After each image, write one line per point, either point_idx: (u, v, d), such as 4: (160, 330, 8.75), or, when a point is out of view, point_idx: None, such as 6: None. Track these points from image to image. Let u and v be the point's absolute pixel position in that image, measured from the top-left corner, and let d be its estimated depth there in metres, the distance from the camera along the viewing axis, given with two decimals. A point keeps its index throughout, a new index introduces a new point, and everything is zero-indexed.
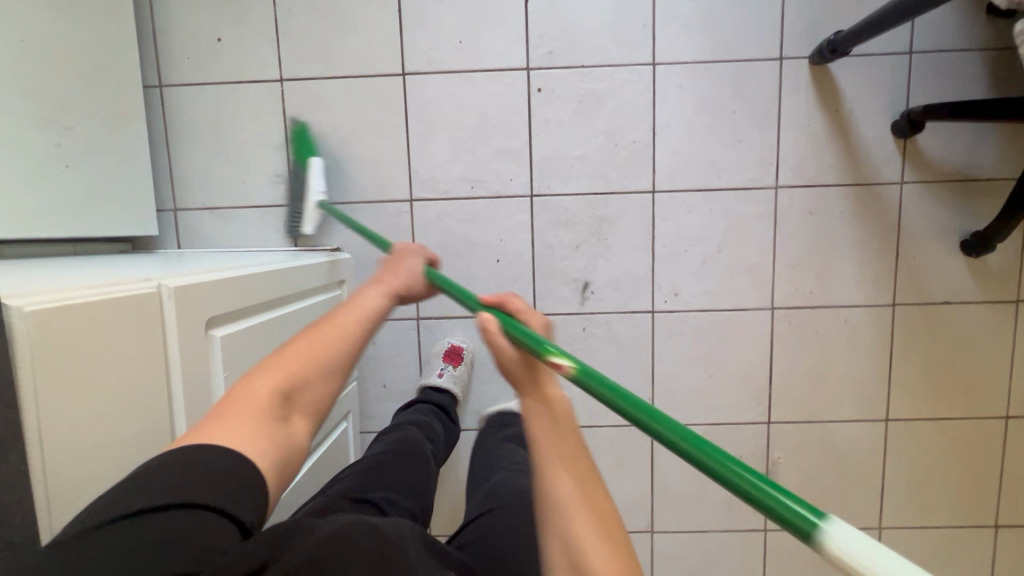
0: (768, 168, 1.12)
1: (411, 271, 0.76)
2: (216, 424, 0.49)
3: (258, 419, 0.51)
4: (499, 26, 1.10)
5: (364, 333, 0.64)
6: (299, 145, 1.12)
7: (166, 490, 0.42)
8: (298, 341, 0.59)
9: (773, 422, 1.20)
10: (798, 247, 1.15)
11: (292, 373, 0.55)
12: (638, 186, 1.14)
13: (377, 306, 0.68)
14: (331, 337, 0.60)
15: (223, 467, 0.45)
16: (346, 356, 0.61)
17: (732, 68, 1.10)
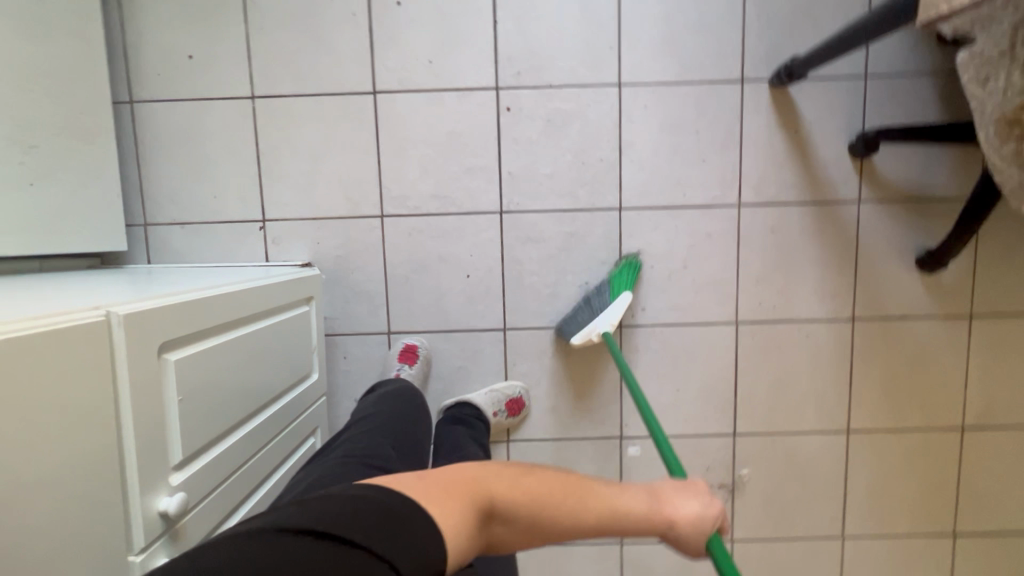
0: (730, 186, 1.16)
1: (694, 516, 0.60)
2: (443, 494, 0.50)
3: (471, 516, 0.50)
4: (468, 47, 1.12)
5: (597, 524, 0.56)
6: (625, 273, 1.15)
7: (328, 513, 0.43)
8: (546, 479, 0.57)
9: (739, 434, 1.22)
10: (761, 264, 1.18)
11: (518, 503, 0.54)
12: (605, 204, 1.16)
13: (635, 519, 0.58)
14: (567, 506, 0.55)
15: (407, 521, 0.45)
16: (566, 532, 0.55)
17: (695, 90, 1.13)
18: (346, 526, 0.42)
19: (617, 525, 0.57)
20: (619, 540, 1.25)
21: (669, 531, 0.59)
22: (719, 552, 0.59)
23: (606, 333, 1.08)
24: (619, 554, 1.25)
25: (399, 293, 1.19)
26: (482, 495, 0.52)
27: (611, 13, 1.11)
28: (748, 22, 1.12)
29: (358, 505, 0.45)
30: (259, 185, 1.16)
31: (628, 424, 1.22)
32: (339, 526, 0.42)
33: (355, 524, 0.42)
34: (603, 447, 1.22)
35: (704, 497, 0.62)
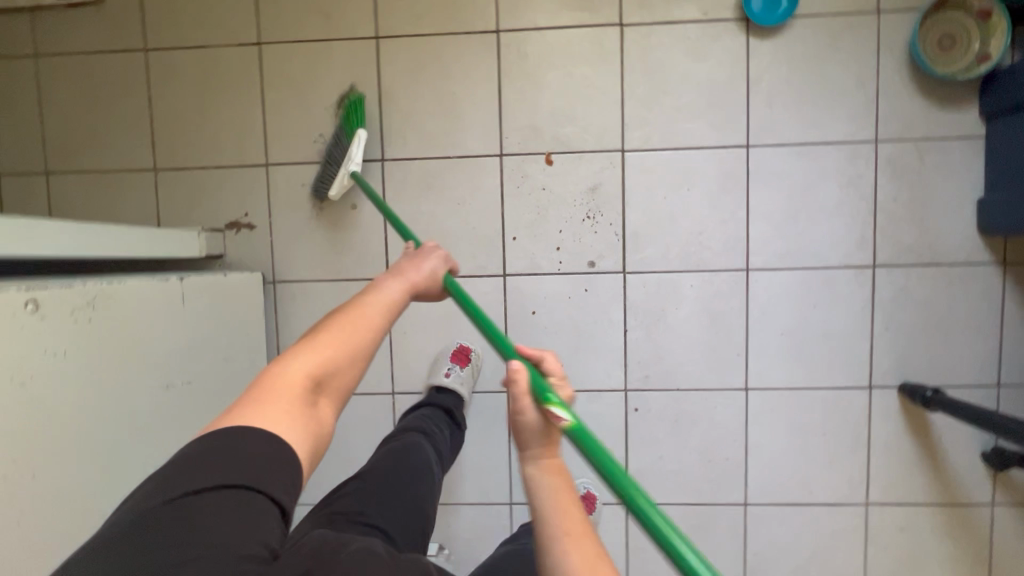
0: (858, 487, 1.16)
1: (431, 273, 0.80)
2: (260, 406, 0.56)
3: (295, 397, 0.58)
4: (601, 353, 1.18)
5: (383, 322, 0.69)
6: (352, 113, 1.14)
7: (200, 473, 0.49)
8: (325, 334, 0.63)
9: None
10: (891, 561, 1.17)
11: (321, 358, 0.61)
12: (731, 499, 1.18)
13: (395, 302, 0.72)
14: (353, 330, 0.65)
15: (256, 440, 0.52)
16: (367, 348, 0.66)
17: (823, 394, 1.15)
18: (219, 475, 0.49)
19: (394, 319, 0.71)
20: None
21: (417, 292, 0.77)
22: (454, 288, 0.82)
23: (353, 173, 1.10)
24: None
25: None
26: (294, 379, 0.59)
27: (739, 322, 1.15)
28: (876, 332, 1.14)
29: (214, 449, 0.51)
30: None
31: None
32: (203, 480, 0.49)
33: (206, 475, 0.49)
34: None
35: (430, 259, 0.82)
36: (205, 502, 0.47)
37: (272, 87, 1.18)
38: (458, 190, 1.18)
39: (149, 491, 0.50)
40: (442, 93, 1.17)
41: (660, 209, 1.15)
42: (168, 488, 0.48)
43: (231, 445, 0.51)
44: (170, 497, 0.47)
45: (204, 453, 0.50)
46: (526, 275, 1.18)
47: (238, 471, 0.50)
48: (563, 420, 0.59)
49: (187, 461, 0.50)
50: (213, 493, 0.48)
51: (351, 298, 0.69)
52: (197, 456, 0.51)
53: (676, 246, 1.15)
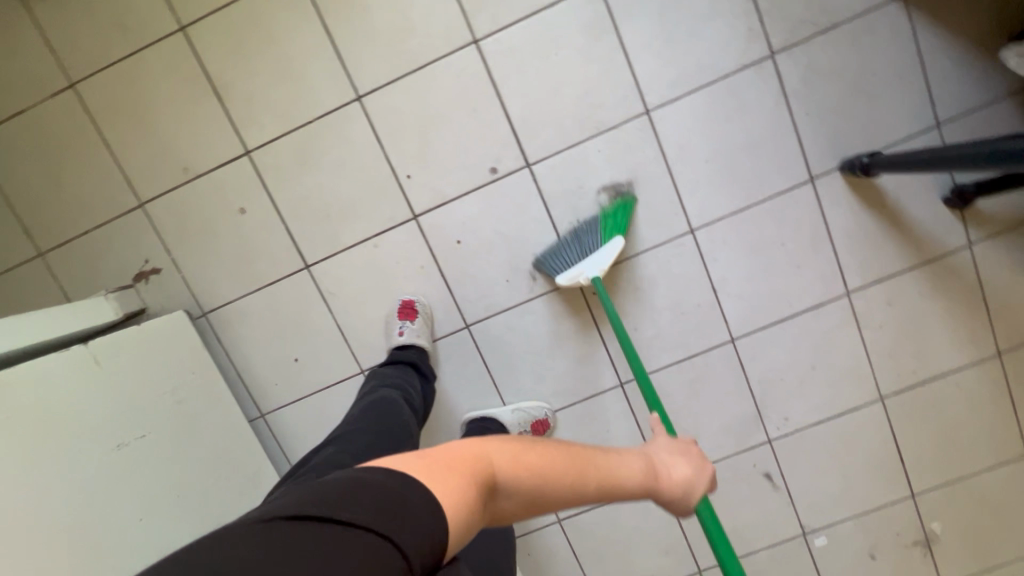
0: (834, 280, 1.14)
1: (689, 474, 0.67)
2: (444, 473, 0.50)
3: (473, 492, 0.50)
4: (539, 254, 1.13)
5: (599, 492, 0.58)
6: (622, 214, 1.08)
7: (357, 498, 0.46)
8: (542, 451, 0.57)
9: (919, 494, 1.23)
10: (890, 336, 1.16)
11: (516, 473, 0.54)
12: (717, 341, 1.17)
13: (632, 477, 0.61)
14: (570, 470, 0.57)
15: (430, 509, 0.47)
16: (567, 499, 0.56)
17: (768, 205, 1.11)
18: (370, 515, 0.45)
19: (612, 494, 0.60)
20: None
21: (653, 489, 0.64)
22: (706, 515, 0.68)
23: (595, 277, 1.04)
24: None
25: None
26: (483, 475, 0.52)
27: (660, 168, 1.10)
28: (798, 122, 1.07)
29: (385, 490, 0.47)
30: None
31: (807, 522, 1.26)
32: (351, 508, 0.45)
33: (358, 505, 0.45)
34: (791, 547, 1.26)
35: (697, 458, 0.69)
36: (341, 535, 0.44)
37: (108, 124, 1.10)
38: (334, 152, 1.11)
39: (297, 499, 0.47)
40: (274, 59, 1.08)
41: (538, 87, 1.07)
42: (321, 503, 0.46)
43: (397, 493, 0.47)
44: (323, 514, 0.44)
45: (379, 482, 0.47)
46: (436, 209, 1.12)
47: (386, 522, 0.45)
48: None
49: (359, 480, 0.48)
50: (358, 529, 0.44)
51: (593, 445, 0.62)
52: (363, 485, 0.47)
53: (569, 118, 1.08)
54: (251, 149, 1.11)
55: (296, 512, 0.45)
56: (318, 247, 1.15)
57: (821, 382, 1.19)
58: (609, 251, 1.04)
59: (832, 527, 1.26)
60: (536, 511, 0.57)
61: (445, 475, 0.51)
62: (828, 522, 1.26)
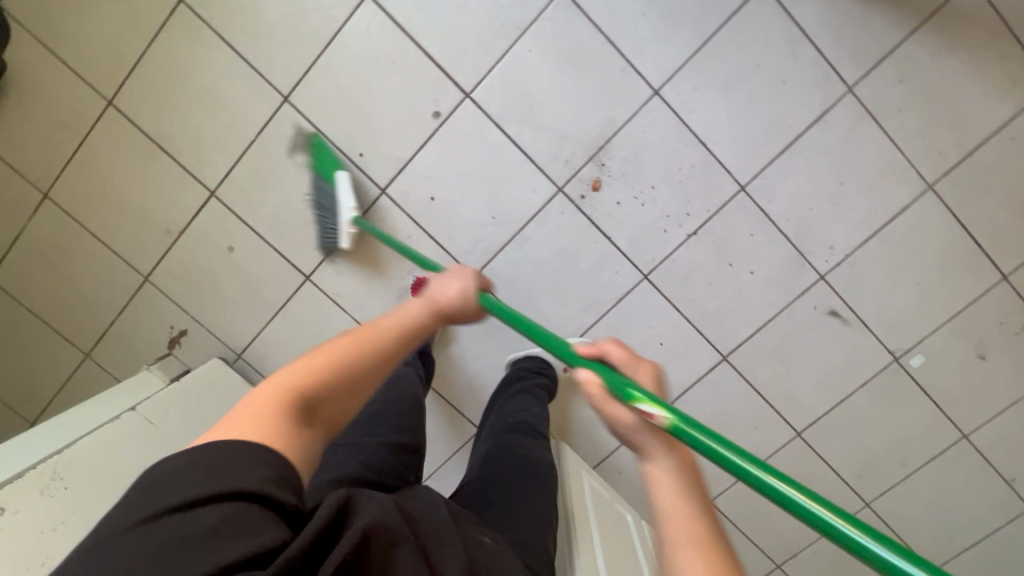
0: (830, 81, 1.02)
1: (462, 286, 0.73)
2: (253, 422, 0.47)
3: (285, 417, 0.49)
4: (512, 178, 1.10)
5: (394, 355, 0.60)
6: None
7: (177, 488, 0.42)
8: (337, 345, 0.56)
9: (1012, 273, 1.10)
10: (916, 116, 1.03)
11: (317, 379, 0.53)
12: (727, 195, 1.08)
13: (418, 322, 0.65)
14: (366, 349, 0.57)
15: (257, 459, 0.44)
16: (373, 371, 0.57)
17: (727, 30, 1.00)
18: (199, 486, 0.42)
19: (415, 336, 0.64)
20: (962, 434, 1.20)
21: (444, 312, 0.70)
22: (495, 307, 0.76)
23: (355, 218, 1.07)
24: (969, 444, 1.20)
25: None
26: (293, 398, 0.50)
27: (599, 41, 1.02)
28: None
29: (203, 459, 0.43)
30: (455, 408, 1.26)
31: (896, 346, 1.15)
32: (178, 493, 0.42)
33: (184, 485, 0.42)
34: (887, 376, 1.17)
35: (467, 274, 0.75)
36: (178, 523, 0.40)
37: (89, 216, 1.17)
38: (286, 160, 1.11)
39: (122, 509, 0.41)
40: (199, 95, 1.10)
41: (445, 12, 1.02)
42: (142, 504, 0.41)
43: (216, 454, 0.43)
44: (144, 515, 0.40)
45: (188, 458, 0.43)
46: (399, 175, 1.11)
47: (223, 480, 0.42)
48: (655, 414, 0.61)
49: (180, 465, 0.43)
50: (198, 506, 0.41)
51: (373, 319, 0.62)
52: (180, 465, 0.43)
53: (488, 29, 1.02)
54: (214, 188, 1.14)
55: (117, 525, 0.40)
56: (309, 255, 1.17)
57: (857, 194, 1.08)
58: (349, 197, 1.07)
59: (925, 341, 1.15)
60: (362, 398, 0.56)
61: (239, 416, 0.48)
62: (920, 338, 1.15)
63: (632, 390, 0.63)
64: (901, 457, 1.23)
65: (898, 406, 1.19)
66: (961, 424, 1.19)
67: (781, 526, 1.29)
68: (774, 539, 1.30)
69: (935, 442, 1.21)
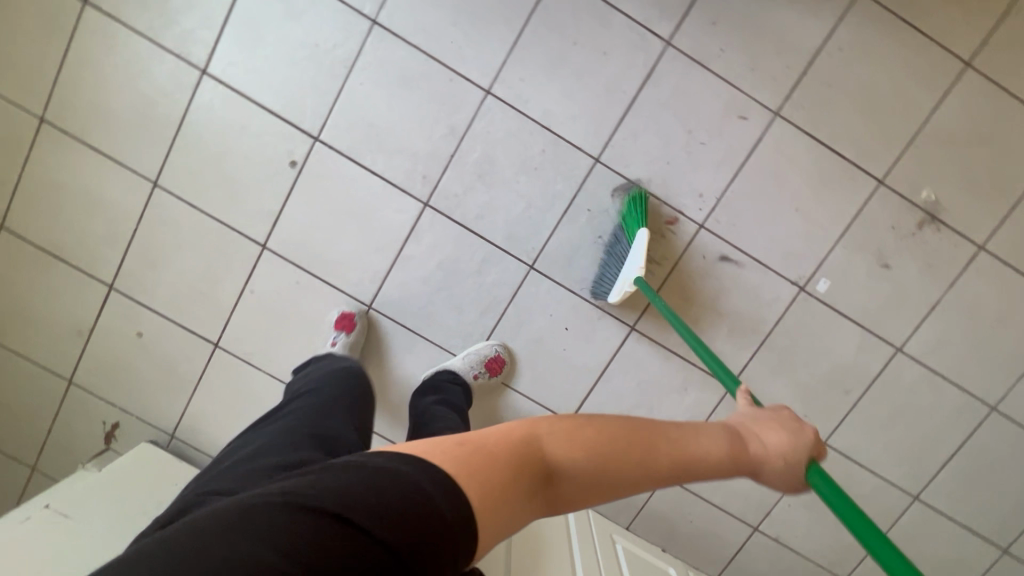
0: (647, 42, 1.05)
1: (789, 442, 0.54)
2: (477, 456, 0.47)
3: (512, 479, 0.47)
4: (379, 205, 1.14)
5: (657, 476, 0.50)
6: (632, 215, 1.09)
7: (367, 487, 0.44)
8: (605, 440, 0.50)
9: (887, 177, 1.09)
10: (740, 52, 1.05)
11: (561, 468, 0.48)
12: (584, 171, 1.10)
13: (708, 450, 0.52)
14: (631, 462, 0.49)
15: (430, 509, 0.43)
16: (620, 484, 0.49)
17: (535, 20, 1.05)
18: (379, 510, 0.43)
19: (689, 478, 0.51)
20: (896, 348, 1.16)
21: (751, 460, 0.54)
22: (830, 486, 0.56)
23: (638, 279, 1.03)
24: (905, 357, 1.16)
25: (549, 394, 1.21)
26: (530, 458, 0.48)
27: (422, 60, 1.07)
28: None
29: (404, 478, 0.44)
30: (389, 440, 1.26)
31: (797, 276, 1.13)
32: (354, 509, 0.43)
33: (366, 502, 0.43)
34: (798, 309, 1.15)
35: (798, 424, 0.57)
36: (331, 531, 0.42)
37: (6, 335, 1.23)
38: (169, 240, 1.17)
39: (322, 483, 0.45)
40: (78, 200, 1.16)
41: (277, 71, 1.09)
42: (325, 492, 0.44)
43: (419, 489, 0.44)
44: (330, 503, 0.43)
45: (393, 470, 0.45)
46: (275, 228, 1.15)
47: (403, 524, 0.42)
48: None
49: (377, 472, 0.45)
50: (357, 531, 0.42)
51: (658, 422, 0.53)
52: (382, 474, 0.45)
53: (319, 76, 1.09)
54: (112, 281, 1.19)
55: (308, 497, 0.44)
56: (212, 324, 1.20)
57: (710, 138, 1.09)
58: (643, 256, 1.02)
59: (825, 264, 1.13)
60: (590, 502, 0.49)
61: (484, 452, 0.48)
62: (818, 263, 1.13)
63: None
64: (842, 387, 1.18)
65: (820, 336, 1.16)
66: (890, 338, 1.16)
67: (745, 485, 1.25)
68: (742, 500, 1.25)
69: (870, 363, 1.17)
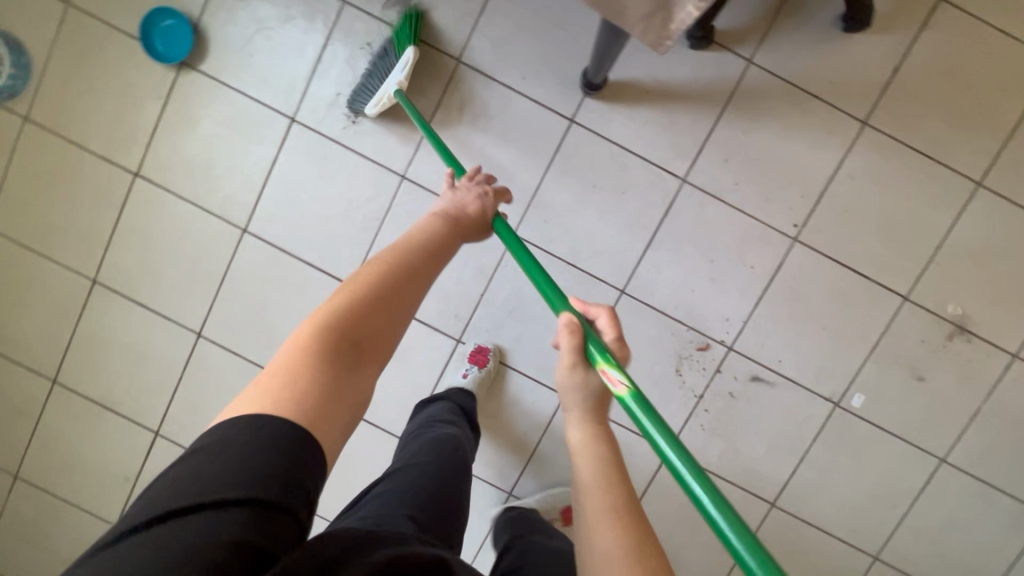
0: (663, 180, 1.10)
1: (478, 203, 0.75)
2: (282, 379, 0.45)
3: (325, 363, 0.47)
4: (413, 344, 1.17)
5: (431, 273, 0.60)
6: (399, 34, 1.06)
7: (228, 464, 0.40)
8: (365, 276, 0.54)
9: (911, 292, 1.10)
10: (754, 185, 1.09)
11: (357, 318, 0.51)
12: (611, 302, 1.13)
13: (430, 229, 0.66)
14: (400, 280, 0.56)
15: (285, 440, 0.42)
16: (411, 298, 0.56)
17: (555, 167, 1.10)
18: (229, 478, 0.40)
19: (438, 252, 0.63)
20: (940, 458, 1.14)
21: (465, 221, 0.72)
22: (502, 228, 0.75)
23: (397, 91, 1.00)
24: (950, 466, 1.14)
25: None
26: (330, 341, 0.48)
27: None
28: (519, 88, 1.08)
29: (228, 441, 0.42)
30: None
31: (831, 392, 1.14)
32: (212, 490, 0.39)
33: (223, 476, 0.40)
34: (834, 424, 1.14)
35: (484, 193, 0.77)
36: (207, 520, 0.38)
37: (55, 484, 1.26)
38: (212, 386, 1.21)
39: (177, 485, 0.40)
40: (125, 353, 1.22)
41: (311, 226, 1.15)
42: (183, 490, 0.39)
43: (247, 434, 0.42)
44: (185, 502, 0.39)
45: (229, 435, 0.42)
46: None
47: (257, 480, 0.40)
48: (619, 382, 0.54)
49: (222, 450, 0.41)
50: (219, 509, 0.39)
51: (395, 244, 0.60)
52: (220, 446, 0.42)
53: (351, 228, 1.14)
54: (158, 428, 1.23)
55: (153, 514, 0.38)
56: None
57: (732, 265, 1.11)
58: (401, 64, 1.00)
59: (858, 380, 1.13)
60: (398, 331, 0.54)
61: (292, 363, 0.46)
62: (851, 378, 1.13)
63: (609, 361, 0.56)
64: (888, 499, 1.16)
65: (860, 449, 1.15)
66: (933, 448, 1.14)
67: None
68: None
69: (915, 474, 1.15)
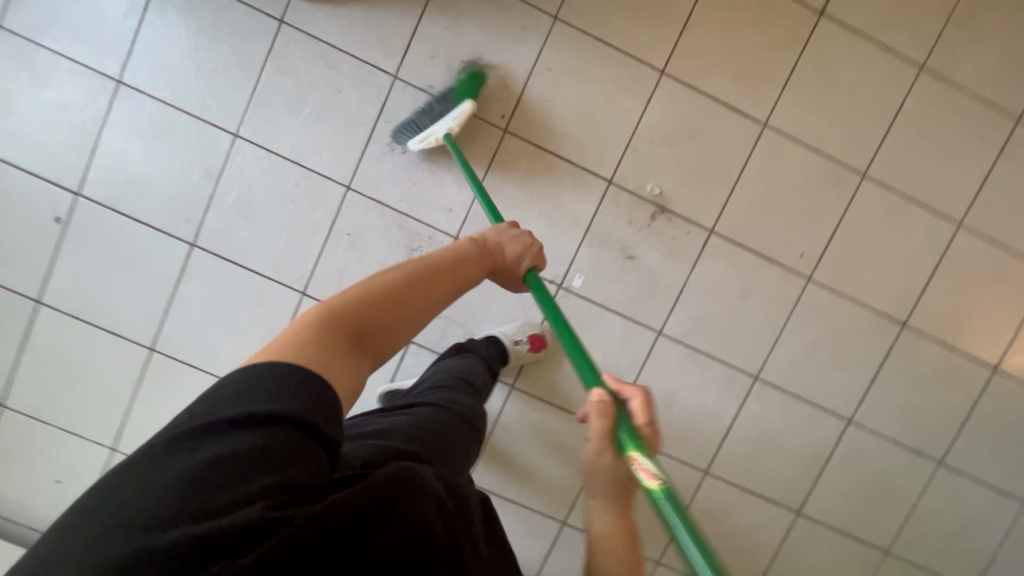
0: (376, 76, 1.15)
1: (518, 249, 0.76)
2: (297, 332, 0.49)
3: (337, 347, 0.49)
4: (147, 249, 1.18)
5: (451, 291, 0.62)
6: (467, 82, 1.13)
7: (237, 398, 0.42)
8: (399, 275, 0.57)
9: (613, 176, 1.19)
10: (460, 79, 1.16)
11: (382, 314, 0.54)
12: (338, 198, 1.18)
13: (465, 253, 0.66)
14: (421, 287, 0.58)
15: (303, 396, 0.43)
16: (430, 312, 0.59)
17: (269, 67, 1.14)
18: (236, 410, 0.41)
19: (454, 271, 0.63)
20: (656, 331, 1.24)
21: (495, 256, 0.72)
22: (537, 289, 0.79)
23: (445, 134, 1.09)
24: (665, 338, 1.25)
25: None
26: (342, 325, 0.51)
27: (170, 113, 1.14)
28: None
29: (240, 382, 0.43)
30: None
31: (553, 274, 1.22)
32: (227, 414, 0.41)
33: (236, 406, 0.42)
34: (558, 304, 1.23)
35: (524, 240, 0.77)
36: (191, 444, 0.40)
37: None
38: None
39: (189, 411, 0.42)
40: None
41: (31, 133, 1.14)
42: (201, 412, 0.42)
43: (259, 382, 0.43)
44: (200, 421, 0.41)
45: (253, 375, 0.44)
46: (48, 282, 1.18)
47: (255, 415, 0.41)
48: (651, 474, 0.60)
49: (240, 379, 0.44)
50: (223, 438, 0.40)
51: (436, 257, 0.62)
52: (245, 388, 0.43)
53: (72, 135, 1.14)
54: None
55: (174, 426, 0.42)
56: None
57: (450, 154, 1.18)
58: (456, 116, 1.08)
59: (578, 262, 1.21)
60: (406, 329, 0.57)
61: (313, 336, 0.49)
62: (568, 259, 1.21)
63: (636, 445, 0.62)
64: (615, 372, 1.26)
65: (586, 327, 1.24)
66: (649, 322, 1.24)
67: (547, 480, 1.28)
68: (547, 494, 1.28)
69: (637, 347, 1.25)
